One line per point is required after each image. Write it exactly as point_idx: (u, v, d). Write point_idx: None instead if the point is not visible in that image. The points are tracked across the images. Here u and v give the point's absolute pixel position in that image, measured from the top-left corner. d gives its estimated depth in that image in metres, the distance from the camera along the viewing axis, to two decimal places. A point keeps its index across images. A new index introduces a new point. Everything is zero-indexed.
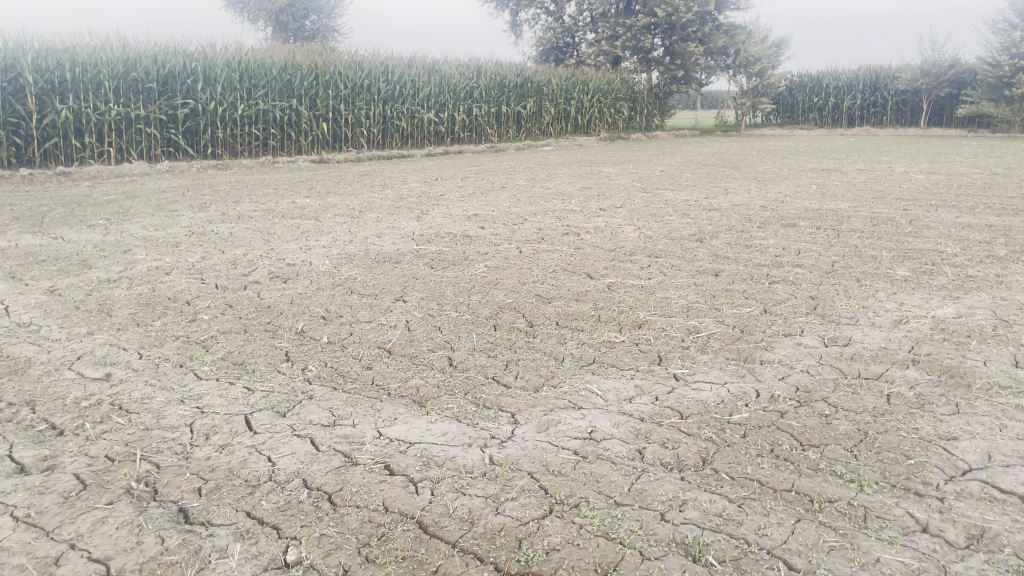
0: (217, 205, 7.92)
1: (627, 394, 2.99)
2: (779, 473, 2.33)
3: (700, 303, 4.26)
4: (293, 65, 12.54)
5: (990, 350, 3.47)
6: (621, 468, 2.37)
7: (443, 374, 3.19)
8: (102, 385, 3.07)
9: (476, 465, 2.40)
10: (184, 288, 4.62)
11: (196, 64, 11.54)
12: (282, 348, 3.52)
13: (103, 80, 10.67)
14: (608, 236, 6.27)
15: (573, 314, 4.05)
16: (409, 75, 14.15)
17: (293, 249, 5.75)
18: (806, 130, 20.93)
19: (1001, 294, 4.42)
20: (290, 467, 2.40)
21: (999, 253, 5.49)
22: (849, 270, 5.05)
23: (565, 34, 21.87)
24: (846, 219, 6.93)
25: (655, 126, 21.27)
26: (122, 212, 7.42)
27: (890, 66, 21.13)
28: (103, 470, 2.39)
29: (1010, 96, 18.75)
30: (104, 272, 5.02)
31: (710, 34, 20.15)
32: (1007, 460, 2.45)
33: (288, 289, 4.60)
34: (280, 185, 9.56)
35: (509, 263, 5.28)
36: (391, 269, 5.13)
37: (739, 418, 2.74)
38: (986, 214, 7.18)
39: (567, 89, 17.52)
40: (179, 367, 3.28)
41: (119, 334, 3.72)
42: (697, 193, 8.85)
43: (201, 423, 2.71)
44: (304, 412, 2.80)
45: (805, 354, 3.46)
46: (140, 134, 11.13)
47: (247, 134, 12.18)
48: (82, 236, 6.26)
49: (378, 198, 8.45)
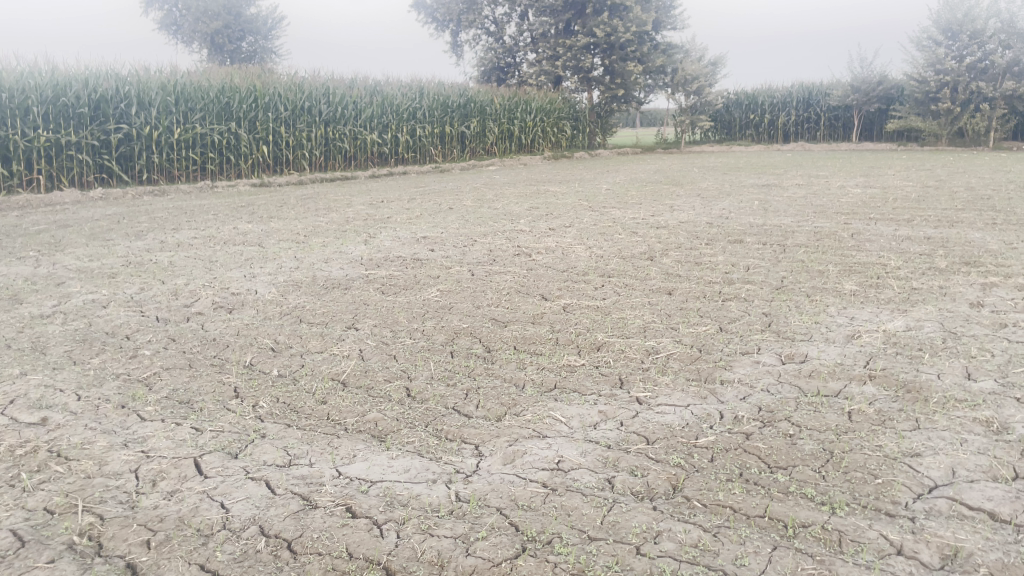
0: (155, 232, 7.68)
1: (592, 421, 2.94)
2: (751, 498, 2.30)
3: (656, 323, 4.25)
4: (231, 89, 12.32)
5: (943, 363, 3.52)
6: (592, 499, 2.31)
7: (401, 407, 3.08)
8: (37, 431, 2.88)
9: (442, 503, 2.30)
10: (123, 321, 4.42)
11: (129, 88, 11.21)
12: (231, 384, 3.38)
13: (31, 106, 10.30)
14: (560, 256, 6.25)
15: (530, 338, 3.99)
16: (351, 96, 14.04)
17: (237, 277, 5.58)
18: (743, 146, 21.40)
19: (947, 306, 4.52)
20: (244, 513, 2.28)
21: (940, 266, 5.63)
22: (799, 285, 5.12)
23: (505, 54, 22.08)
24: (791, 235, 7.05)
25: (597, 145, 21.52)
26: (53, 242, 7.12)
27: (822, 83, 21.83)
28: (42, 525, 2.23)
29: (936, 111, 19.43)
30: (37, 307, 4.78)
31: (648, 54, 20.46)
32: (972, 475, 2.46)
33: (233, 320, 4.44)
34: (220, 210, 9.32)
35: (462, 286, 5.20)
36: (341, 295, 5.01)
37: (705, 441, 2.71)
38: (924, 227, 7.38)
39: (511, 109, 17.62)
40: (122, 408, 3.11)
41: (54, 374, 3.52)
42: (644, 211, 8.92)
43: (147, 469, 2.56)
44: (257, 453, 2.67)
45: (764, 372, 3.46)
46: (71, 161, 10.73)
47: (185, 158, 11.88)
48: (11, 270, 5.97)
49: (324, 222, 8.29)
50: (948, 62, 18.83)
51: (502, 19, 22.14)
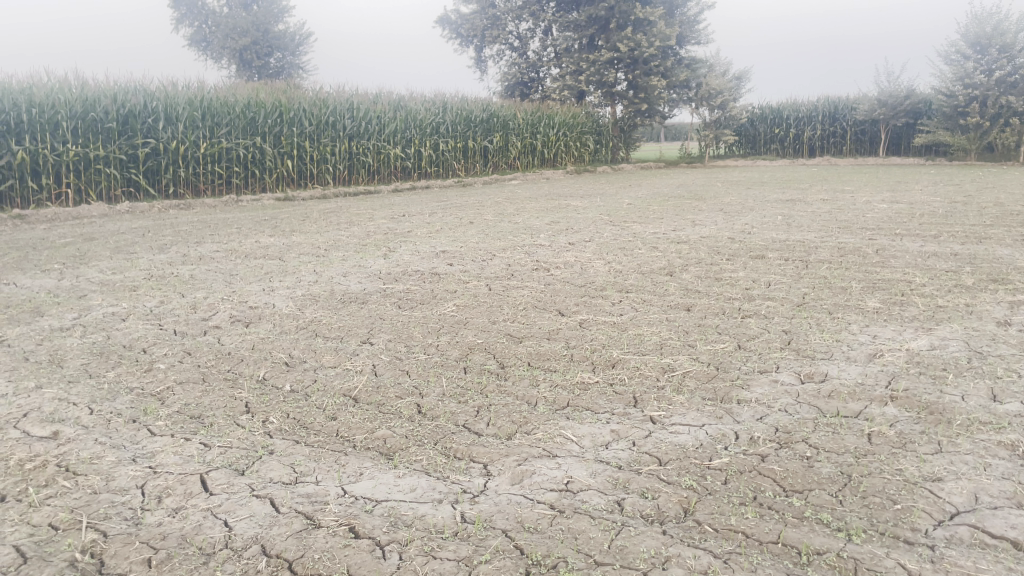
0: (178, 245, 7.76)
1: (604, 440, 2.89)
2: (764, 523, 2.24)
3: (673, 340, 4.18)
4: (257, 103, 12.42)
5: (968, 384, 3.42)
6: (600, 522, 2.26)
7: (411, 424, 3.05)
8: (48, 445, 2.89)
9: (446, 524, 2.26)
10: (141, 335, 4.44)
11: (157, 103, 11.35)
12: (242, 399, 3.36)
13: (60, 120, 10.45)
14: (578, 271, 6.21)
15: (545, 355, 3.95)
16: (375, 111, 14.12)
17: (255, 291, 5.59)
18: (767, 161, 21.31)
19: (973, 325, 4.41)
20: (247, 532, 2.25)
21: (966, 283, 5.51)
22: (820, 301, 5.03)
23: (529, 69, 22.18)
24: (814, 250, 6.95)
25: (621, 159, 21.53)
26: (78, 255, 7.20)
27: (849, 97, 21.69)
28: (45, 541, 2.22)
29: (965, 125, 19.15)
30: (57, 320, 4.82)
31: (672, 68, 20.43)
32: (995, 501, 2.38)
33: (249, 334, 4.45)
34: (244, 224, 9.41)
35: (479, 301, 5.18)
36: (357, 310, 5.00)
37: (719, 463, 2.65)
38: (950, 243, 7.25)
39: (534, 123, 17.61)
40: (133, 423, 3.11)
41: (69, 388, 3.53)
42: (665, 225, 8.86)
43: (153, 485, 2.55)
44: (263, 470, 2.65)
45: (782, 392, 3.38)
46: (99, 175, 10.88)
47: (210, 172, 12.00)
48: (36, 282, 6.04)
49: (344, 235, 8.34)
50: (977, 76, 18.49)
51: (526, 34, 22.24)
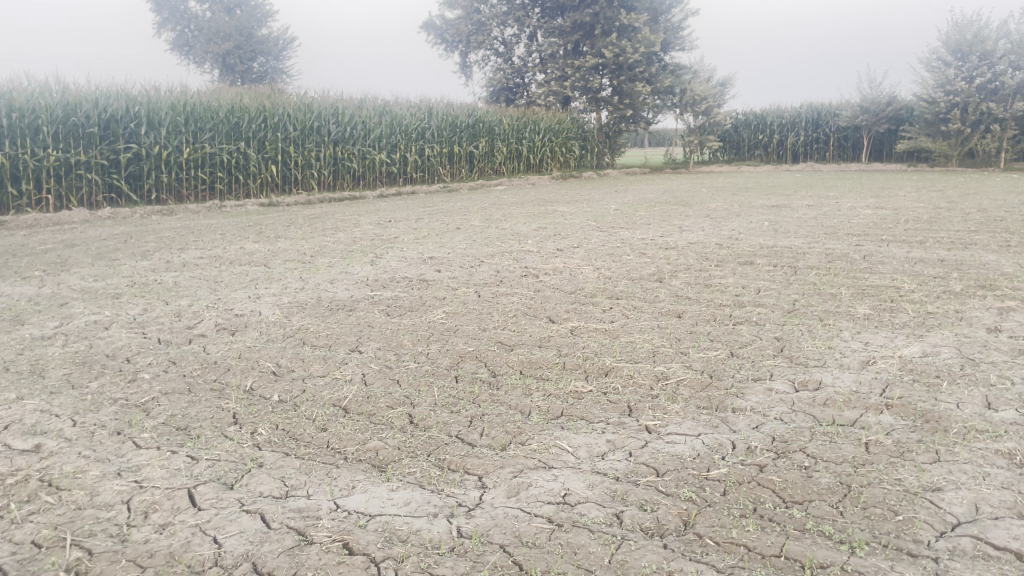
0: (162, 252, 7.66)
1: (600, 450, 2.85)
2: (766, 536, 2.20)
3: (666, 347, 4.15)
4: (240, 108, 12.32)
5: (962, 391, 3.41)
6: (600, 536, 2.22)
7: (402, 435, 2.99)
8: (30, 459, 2.81)
9: (442, 539, 2.21)
10: (124, 344, 4.36)
11: (139, 108, 11.21)
12: (230, 410, 3.29)
13: (41, 125, 10.31)
14: (568, 278, 6.17)
15: (537, 363, 3.90)
16: (360, 115, 14.06)
17: (241, 298, 5.51)
18: (751, 166, 21.45)
19: (964, 332, 4.40)
20: (237, 549, 2.19)
21: (956, 289, 5.52)
22: (810, 308, 5.02)
23: (514, 75, 22.20)
24: (802, 256, 6.95)
25: (606, 164, 21.58)
26: (59, 262, 7.08)
27: (832, 103, 21.88)
28: (28, 559, 2.15)
29: (947, 132, 19.35)
30: (38, 328, 4.72)
31: (657, 74, 20.44)
32: (996, 512, 2.36)
33: (235, 342, 4.37)
34: (228, 230, 9.32)
35: (468, 308, 5.13)
36: (345, 317, 4.93)
37: (717, 473, 2.61)
38: (936, 249, 7.27)
39: (519, 129, 17.61)
40: (117, 435, 3.03)
41: (51, 399, 3.45)
42: (652, 231, 8.85)
43: (140, 500, 2.48)
44: (253, 483, 2.59)
45: (777, 401, 3.34)
46: (80, 180, 10.74)
47: (194, 177, 11.88)
48: (16, 289, 5.93)
49: (330, 241, 8.26)
50: (958, 83, 18.59)
51: (511, 39, 22.28)
